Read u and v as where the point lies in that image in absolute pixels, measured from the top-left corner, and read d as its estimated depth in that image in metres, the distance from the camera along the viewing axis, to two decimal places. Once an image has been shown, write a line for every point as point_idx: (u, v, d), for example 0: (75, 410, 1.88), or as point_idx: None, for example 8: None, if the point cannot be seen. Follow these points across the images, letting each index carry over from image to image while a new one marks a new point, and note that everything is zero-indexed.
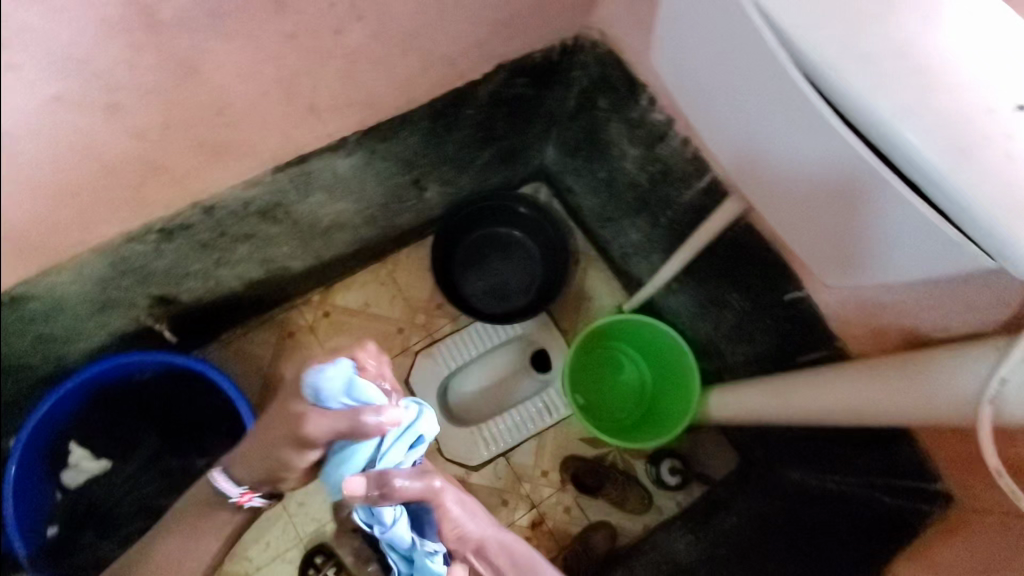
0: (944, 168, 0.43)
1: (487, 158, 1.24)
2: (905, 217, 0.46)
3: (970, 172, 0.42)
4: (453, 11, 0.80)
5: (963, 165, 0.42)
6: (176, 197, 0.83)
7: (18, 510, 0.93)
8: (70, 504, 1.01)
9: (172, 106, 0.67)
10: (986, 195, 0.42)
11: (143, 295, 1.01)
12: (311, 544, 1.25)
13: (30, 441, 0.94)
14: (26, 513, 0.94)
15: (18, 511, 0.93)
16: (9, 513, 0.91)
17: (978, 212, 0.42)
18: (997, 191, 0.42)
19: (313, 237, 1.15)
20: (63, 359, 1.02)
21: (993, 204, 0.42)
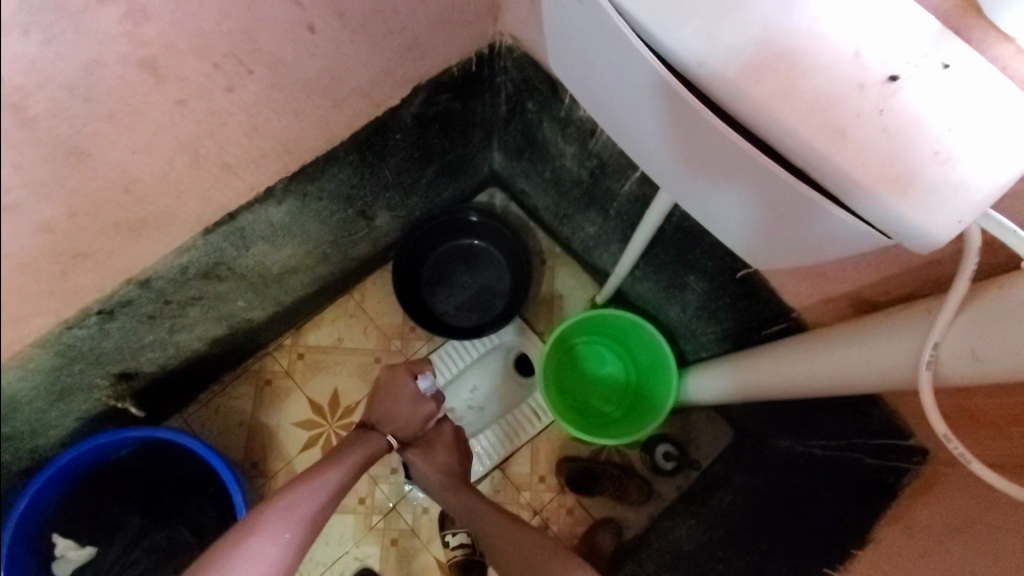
0: (823, 152, 0.45)
1: (431, 176, 1.23)
2: (804, 205, 0.50)
3: (848, 153, 0.44)
4: (350, 45, 0.78)
5: (841, 146, 0.44)
6: (105, 279, 0.80)
7: None
8: None
9: (73, 194, 0.65)
10: (866, 174, 0.44)
11: (101, 375, 1.00)
12: None
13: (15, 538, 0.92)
14: None
15: None
16: None
17: (861, 192, 0.45)
18: (876, 168, 0.44)
19: (267, 285, 1.14)
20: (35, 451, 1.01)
21: (874, 182, 0.44)
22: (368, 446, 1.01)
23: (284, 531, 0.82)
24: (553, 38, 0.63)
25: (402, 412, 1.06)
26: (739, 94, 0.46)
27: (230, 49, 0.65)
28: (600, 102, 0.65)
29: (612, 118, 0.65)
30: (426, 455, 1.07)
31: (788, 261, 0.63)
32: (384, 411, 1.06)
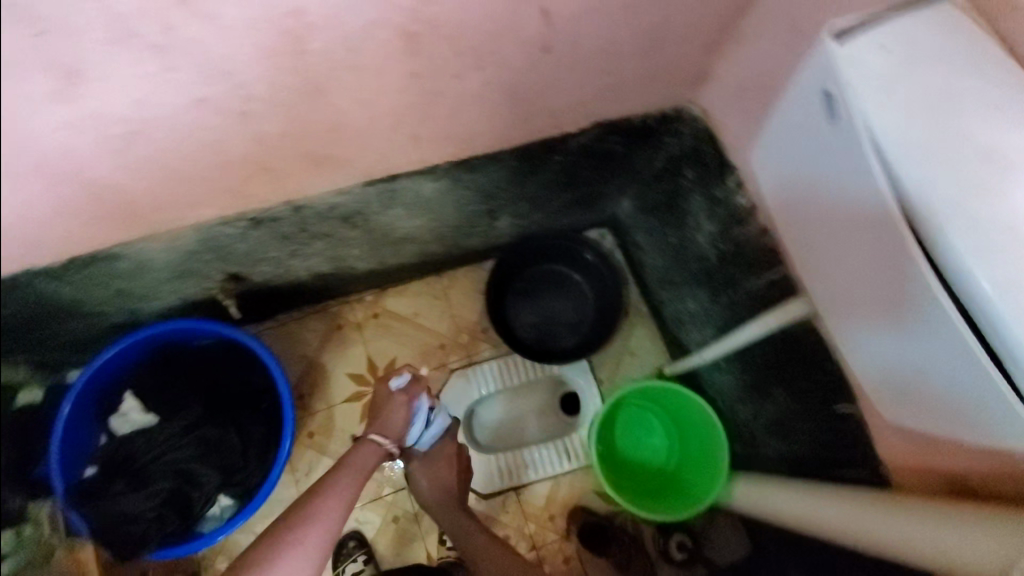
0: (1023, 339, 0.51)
1: (563, 201, 1.27)
2: (967, 371, 0.56)
3: None
4: (567, 72, 0.82)
5: None
6: (272, 194, 0.87)
7: (62, 443, 0.97)
8: (111, 450, 1.03)
9: (294, 119, 0.71)
10: None
11: (220, 271, 1.07)
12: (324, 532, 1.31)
13: (89, 381, 1.01)
14: (67, 449, 0.98)
15: (61, 444, 0.97)
16: (54, 443, 0.96)
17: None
18: None
19: (383, 244, 1.19)
20: (138, 311, 1.10)
21: None
22: (366, 451, 1.04)
23: (317, 534, 0.89)
24: (787, 145, 0.73)
25: (383, 415, 1.05)
26: (954, 250, 0.53)
27: (476, 46, 0.69)
28: (804, 201, 0.73)
29: (809, 227, 0.74)
30: (430, 471, 1.15)
31: (917, 409, 0.68)
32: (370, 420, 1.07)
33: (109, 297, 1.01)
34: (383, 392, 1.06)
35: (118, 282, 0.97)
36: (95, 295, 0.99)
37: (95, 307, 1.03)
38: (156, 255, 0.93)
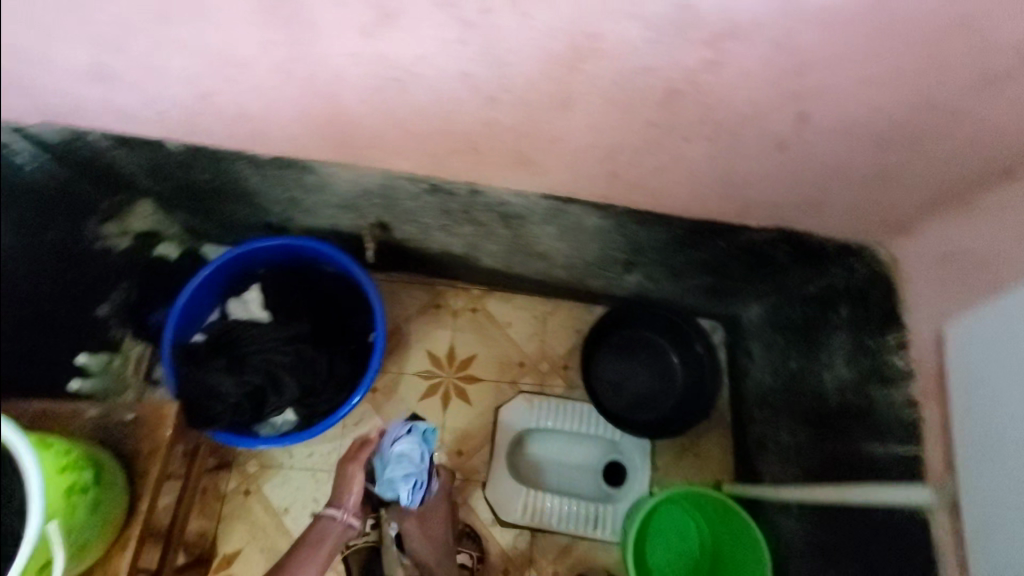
0: None
1: (698, 283, 1.26)
2: None
3: None
4: (785, 173, 0.81)
5: None
6: (463, 171, 0.92)
7: (186, 305, 1.10)
8: (222, 327, 1.14)
9: (527, 119, 0.75)
10: None
11: (375, 216, 1.13)
12: None
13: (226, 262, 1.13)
14: (187, 311, 1.11)
15: (185, 306, 1.10)
16: (180, 302, 1.09)
17: None
18: None
19: (518, 252, 1.22)
20: (293, 224, 1.20)
21: None
22: (325, 524, 1.07)
23: None
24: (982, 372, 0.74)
25: (343, 494, 1.10)
26: None
27: (723, 121, 0.71)
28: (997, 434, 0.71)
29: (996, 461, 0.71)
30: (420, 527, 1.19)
31: None
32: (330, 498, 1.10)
33: (281, 198, 1.10)
34: (349, 468, 1.10)
35: (295, 189, 1.06)
36: (271, 191, 1.09)
37: (264, 200, 1.13)
38: (338, 182, 1.01)
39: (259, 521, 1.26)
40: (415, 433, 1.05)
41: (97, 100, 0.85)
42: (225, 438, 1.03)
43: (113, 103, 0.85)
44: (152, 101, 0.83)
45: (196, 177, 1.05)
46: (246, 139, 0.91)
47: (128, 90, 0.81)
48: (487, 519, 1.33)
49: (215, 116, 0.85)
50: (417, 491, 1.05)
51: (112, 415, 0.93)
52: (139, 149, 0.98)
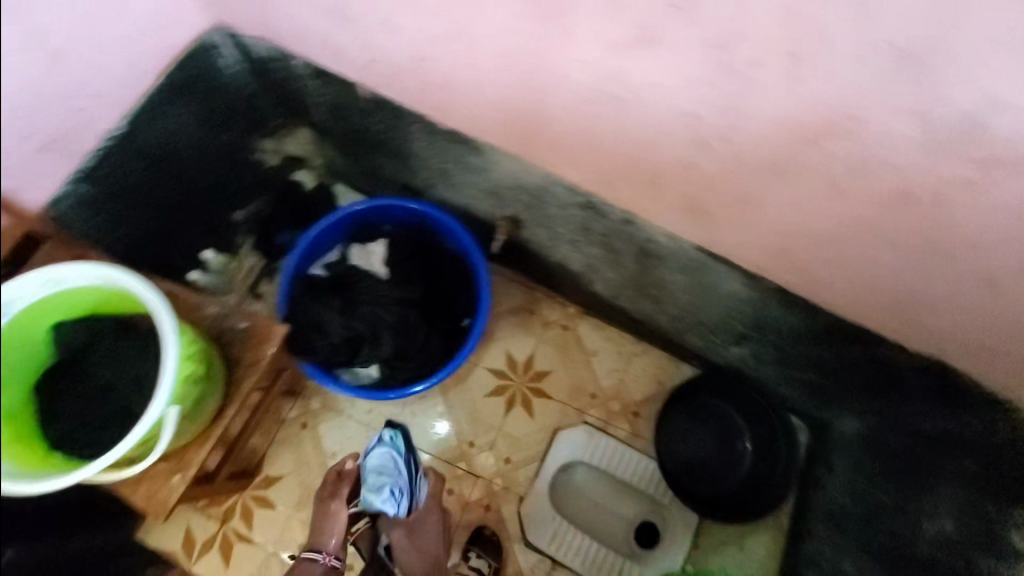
0: None
1: (804, 376, 1.16)
2: None
3: None
4: (973, 307, 0.76)
5: None
6: (627, 199, 0.91)
7: (319, 236, 1.18)
8: (341, 268, 1.19)
9: (728, 172, 0.73)
10: None
11: (514, 210, 1.14)
12: None
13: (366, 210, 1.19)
14: (318, 243, 1.19)
15: (318, 237, 1.18)
16: (315, 232, 1.17)
17: None
18: None
19: (634, 290, 1.20)
20: (432, 194, 1.25)
21: None
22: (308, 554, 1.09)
23: None
24: None
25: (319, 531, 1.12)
26: None
27: (938, 237, 0.67)
28: None
29: None
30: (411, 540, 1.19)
31: None
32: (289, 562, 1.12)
33: (435, 166, 1.13)
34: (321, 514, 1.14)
35: (451, 163, 1.08)
36: (429, 157, 1.11)
37: (418, 164, 1.16)
38: (497, 170, 1.02)
39: (306, 456, 1.30)
40: (384, 441, 1.10)
41: (318, 32, 0.89)
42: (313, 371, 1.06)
43: (331, 38, 0.89)
44: (368, 48, 0.87)
45: (368, 124, 1.11)
46: (434, 106, 0.93)
47: (352, 31, 0.85)
48: (513, 535, 1.31)
49: (417, 78, 0.88)
50: (398, 498, 1.07)
51: (230, 319, 0.98)
52: (332, 85, 1.03)
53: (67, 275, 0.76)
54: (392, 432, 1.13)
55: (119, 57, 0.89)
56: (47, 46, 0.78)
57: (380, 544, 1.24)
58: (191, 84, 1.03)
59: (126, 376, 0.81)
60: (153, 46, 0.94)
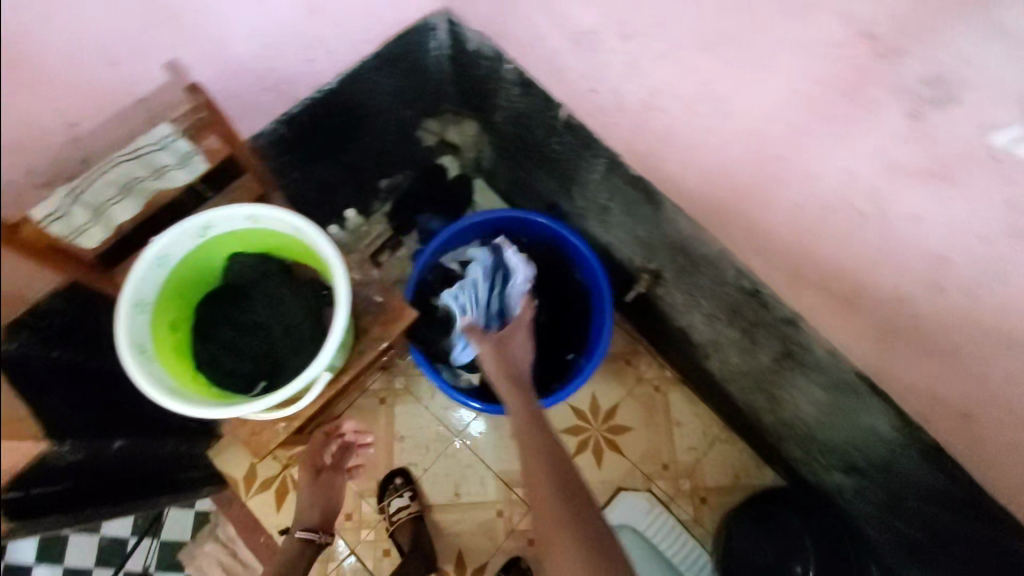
0: None
1: (901, 529, 1.01)
2: None
3: None
4: None
5: None
6: (805, 300, 0.86)
7: (468, 225, 1.18)
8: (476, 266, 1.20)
9: (950, 318, 0.68)
10: None
11: (661, 268, 1.11)
12: (443, 450, 1.30)
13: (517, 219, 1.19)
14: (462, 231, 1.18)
15: (466, 226, 1.18)
16: (467, 222, 1.17)
17: None
18: None
19: (752, 385, 1.14)
20: (579, 221, 1.25)
21: None
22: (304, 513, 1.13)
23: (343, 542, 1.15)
24: None
25: (307, 493, 1.15)
26: None
27: None
28: None
29: None
30: (413, 538, 1.21)
31: None
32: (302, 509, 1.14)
33: (598, 202, 1.12)
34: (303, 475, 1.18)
35: (617, 204, 1.06)
36: (595, 192, 1.10)
37: (581, 194, 1.15)
38: (667, 227, 0.98)
39: (376, 431, 1.31)
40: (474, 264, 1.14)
41: (546, 48, 0.89)
42: (422, 364, 1.05)
43: (557, 57, 0.89)
44: (592, 78, 0.86)
45: (548, 143, 1.11)
46: (631, 149, 0.92)
47: (584, 60, 0.84)
48: None
49: (630, 121, 0.86)
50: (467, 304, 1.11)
51: (367, 290, 1.00)
52: (531, 96, 1.03)
53: (267, 216, 0.78)
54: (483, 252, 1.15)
55: (355, 22, 0.91)
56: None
57: (416, 541, 1.21)
58: (399, 55, 1.05)
59: (283, 322, 0.84)
60: (385, 19, 0.96)
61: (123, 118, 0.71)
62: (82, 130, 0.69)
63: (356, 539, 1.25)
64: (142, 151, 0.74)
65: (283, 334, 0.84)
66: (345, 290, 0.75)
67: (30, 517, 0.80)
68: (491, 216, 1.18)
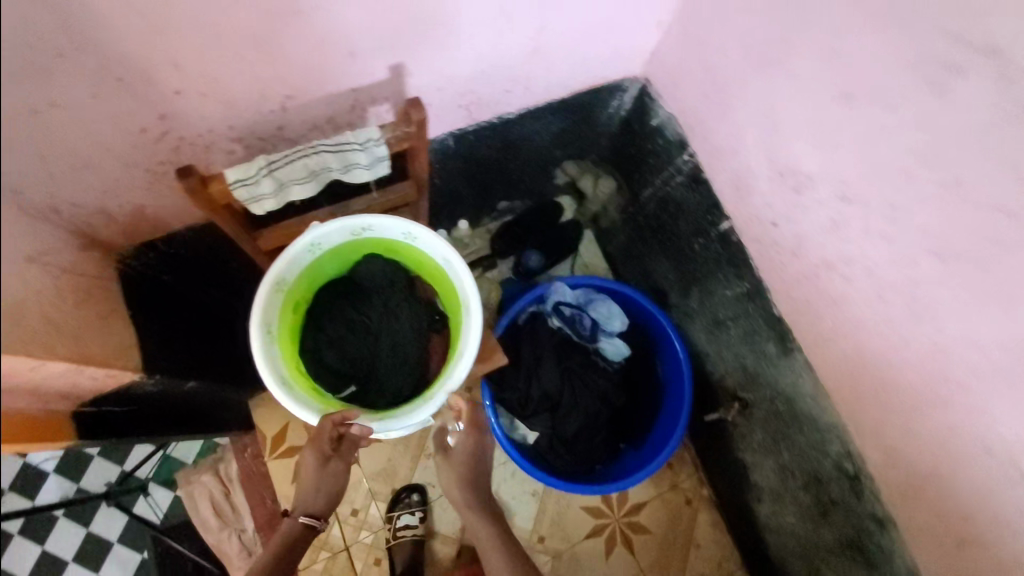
0: None
1: None
2: None
3: None
4: None
5: None
6: (904, 511, 0.81)
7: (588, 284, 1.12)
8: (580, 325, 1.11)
9: None
10: None
11: (754, 405, 1.06)
12: None
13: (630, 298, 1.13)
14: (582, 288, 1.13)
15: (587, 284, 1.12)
16: (587, 280, 1.11)
17: None
18: None
19: (799, 552, 1.09)
20: (683, 323, 1.21)
21: None
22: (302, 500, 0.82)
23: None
24: None
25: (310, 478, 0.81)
26: None
27: None
28: None
29: None
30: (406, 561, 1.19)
31: None
32: (302, 493, 0.82)
33: (716, 317, 1.09)
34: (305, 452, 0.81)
35: (738, 325, 1.03)
36: (716, 307, 1.07)
37: (700, 301, 1.12)
38: (787, 375, 0.94)
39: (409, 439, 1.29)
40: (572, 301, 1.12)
41: (740, 164, 0.86)
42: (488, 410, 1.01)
43: (748, 177, 0.85)
44: (778, 214, 0.82)
45: (690, 240, 1.07)
46: (785, 291, 0.88)
47: (780, 195, 0.80)
48: None
49: (800, 269, 0.83)
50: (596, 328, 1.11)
51: None
52: (696, 195, 1.00)
53: (425, 241, 0.76)
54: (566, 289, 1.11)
55: (563, 69, 0.90)
56: (537, 41, 0.79)
57: (408, 565, 1.18)
58: (581, 106, 1.03)
59: (392, 340, 0.83)
60: (589, 72, 0.94)
61: (332, 102, 0.71)
62: (292, 105, 0.68)
63: (354, 538, 1.23)
64: (348, 152, 0.67)
65: (387, 349, 0.82)
66: (472, 346, 0.73)
67: (128, 431, 0.79)
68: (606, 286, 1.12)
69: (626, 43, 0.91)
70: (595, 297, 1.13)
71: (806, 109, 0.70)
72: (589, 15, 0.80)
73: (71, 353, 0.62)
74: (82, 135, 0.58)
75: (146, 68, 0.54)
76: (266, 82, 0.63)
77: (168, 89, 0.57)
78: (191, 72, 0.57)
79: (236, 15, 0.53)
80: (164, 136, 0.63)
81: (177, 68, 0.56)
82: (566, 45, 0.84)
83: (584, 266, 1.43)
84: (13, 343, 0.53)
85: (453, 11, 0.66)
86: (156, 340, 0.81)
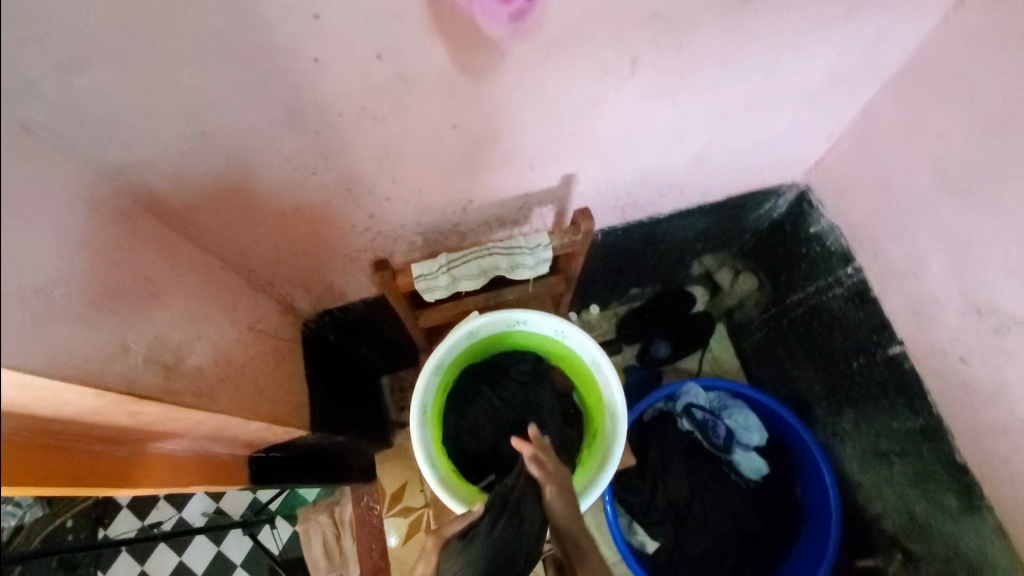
0: None
1: None
2: None
3: None
4: None
5: None
6: None
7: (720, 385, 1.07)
8: (713, 435, 1.06)
9: None
10: None
11: (914, 556, 0.92)
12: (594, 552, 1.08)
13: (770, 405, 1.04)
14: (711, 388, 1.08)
15: (718, 384, 1.07)
16: (721, 381, 1.05)
17: None
18: None
19: None
20: (830, 444, 1.10)
21: None
22: None
23: None
24: None
25: None
26: None
27: None
28: None
29: None
30: None
31: None
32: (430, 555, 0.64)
33: (874, 445, 0.98)
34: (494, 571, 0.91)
35: (904, 463, 0.91)
36: (875, 435, 0.97)
37: (854, 426, 1.02)
38: (969, 535, 0.81)
39: None
40: (705, 407, 1.07)
41: (924, 290, 0.80)
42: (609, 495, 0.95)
43: (933, 306, 0.79)
44: (971, 351, 0.75)
45: (847, 359, 0.99)
46: (974, 437, 0.78)
47: (974, 330, 0.74)
48: None
49: (998, 419, 0.74)
50: (733, 439, 1.06)
51: None
52: (863, 307, 0.93)
53: (575, 342, 0.78)
54: (700, 387, 1.06)
55: (722, 177, 0.91)
56: (701, 152, 0.81)
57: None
58: (731, 207, 1.02)
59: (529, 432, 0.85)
60: (746, 180, 0.94)
61: (505, 205, 0.77)
62: (473, 206, 0.75)
63: None
64: (517, 255, 0.73)
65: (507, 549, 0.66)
66: (612, 462, 0.72)
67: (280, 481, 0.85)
68: (742, 392, 1.06)
69: (790, 153, 0.90)
70: (730, 404, 1.07)
71: (1013, 246, 0.65)
72: (760, 134, 0.82)
73: (270, 414, 0.69)
74: (311, 229, 0.68)
75: (371, 182, 0.63)
76: (458, 189, 0.70)
77: (381, 197, 0.66)
78: (402, 184, 0.65)
79: (450, 142, 0.61)
80: (366, 231, 0.72)
81: (393, 183, 0.65)
82: (730, 158, 0.86)
83: (713, 361, 1.33)
84: (235, 405, 0.61)
85: (631, 134, 0.71)
86: (321, 399, 0.89)
